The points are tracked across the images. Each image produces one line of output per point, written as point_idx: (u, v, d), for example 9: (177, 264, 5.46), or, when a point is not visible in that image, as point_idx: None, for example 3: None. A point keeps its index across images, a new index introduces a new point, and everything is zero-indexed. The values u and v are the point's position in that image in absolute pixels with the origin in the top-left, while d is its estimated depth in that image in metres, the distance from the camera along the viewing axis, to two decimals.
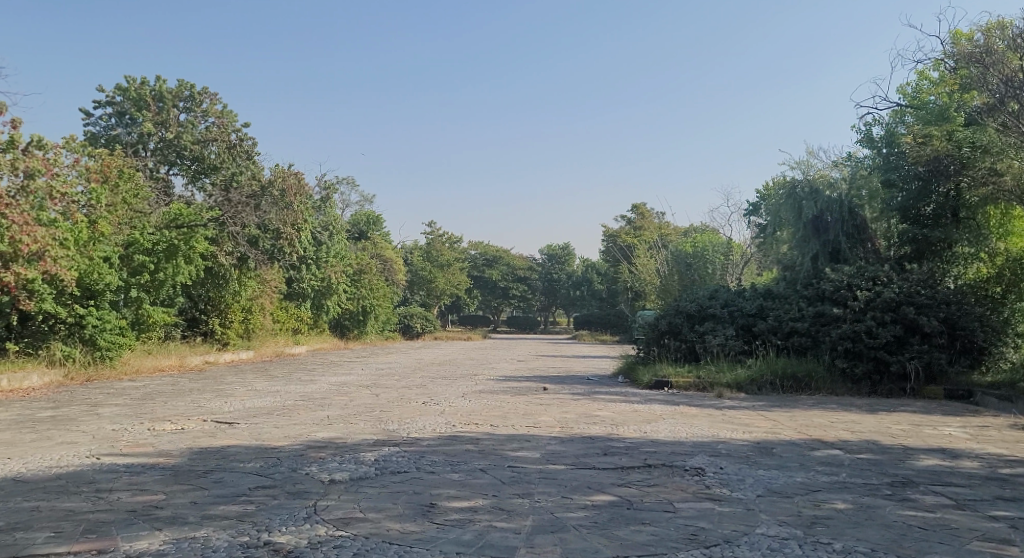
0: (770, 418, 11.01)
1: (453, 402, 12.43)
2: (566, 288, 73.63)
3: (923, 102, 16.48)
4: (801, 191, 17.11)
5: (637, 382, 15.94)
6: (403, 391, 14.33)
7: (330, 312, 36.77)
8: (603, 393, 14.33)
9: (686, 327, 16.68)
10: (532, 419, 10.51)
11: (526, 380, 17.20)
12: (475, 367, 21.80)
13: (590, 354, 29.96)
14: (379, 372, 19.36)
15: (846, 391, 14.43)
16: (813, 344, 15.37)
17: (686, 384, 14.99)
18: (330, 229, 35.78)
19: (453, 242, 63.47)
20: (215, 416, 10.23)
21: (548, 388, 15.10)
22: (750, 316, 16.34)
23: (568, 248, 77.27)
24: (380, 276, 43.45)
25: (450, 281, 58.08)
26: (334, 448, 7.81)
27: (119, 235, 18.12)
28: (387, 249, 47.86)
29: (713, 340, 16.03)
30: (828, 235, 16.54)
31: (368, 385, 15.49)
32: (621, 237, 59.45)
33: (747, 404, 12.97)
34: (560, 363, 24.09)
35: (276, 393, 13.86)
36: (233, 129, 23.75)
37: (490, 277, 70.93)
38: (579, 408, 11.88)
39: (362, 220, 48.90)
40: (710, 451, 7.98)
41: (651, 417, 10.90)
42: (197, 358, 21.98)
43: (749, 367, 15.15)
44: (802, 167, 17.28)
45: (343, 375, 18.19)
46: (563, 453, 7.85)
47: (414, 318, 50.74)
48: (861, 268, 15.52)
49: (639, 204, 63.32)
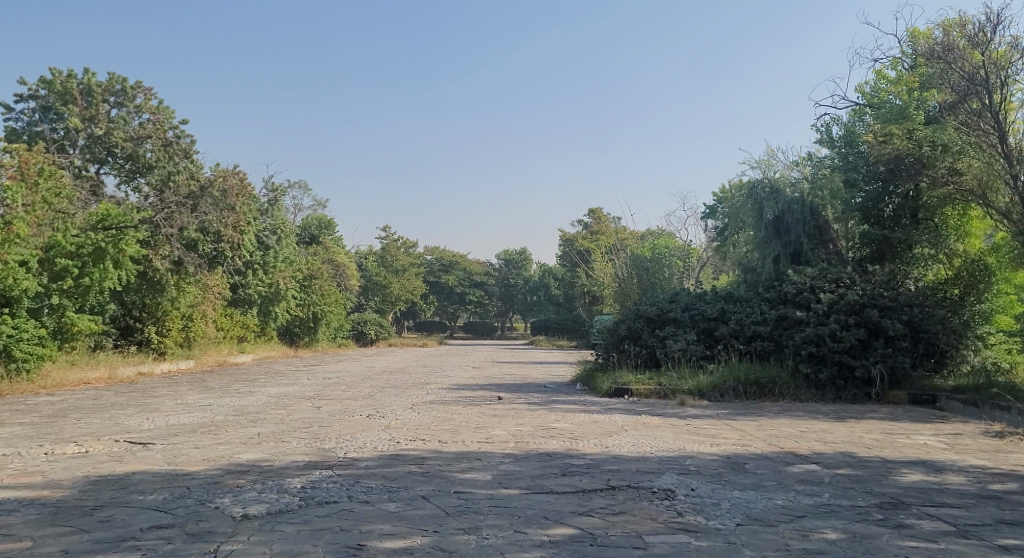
0: (738, 428, 10.32)
1: (399, 415, 11.55)
2: (523, 293, 72.90)
3: (884, 101, 16.01)
4: (762, 192, 16.58)
5: (596, 390, 15.19)
6: (346, 402, 13.37)
7: (278, 319, 35.45)
8: (560, 402, 13.54)
9: (646, 332, 15.99)
10: (483, 433, 9.68)
11: (479, 389, 16.36)
12: (426, 375, 20.86)
13: (547, 360, 29.18)
14: (325, 382, 18.35)
15: (810, 397, 13.86)
16: (776, 349, 14.79)
17: (646, 392, 14.33)
18: (278, 233, 34.51)
19: (408, 247, 62.33)
20: (130, 436, 9.22)
21: (501, 398, 14.30)
22: (711, 320, 15.72)
23: (525, 253, 76.58)
24: (332, 282, 42.20)
25: (405, 287, 56.93)
26: (256, 472, 6.90)
27: (38, 237, 17.01)
28: (339, 254, 46.61)
29: (674, 345, 15.38)
30: (790, 236, 16.00)
31: (309, 396, 14.52)
32: (578, 241, 58.90)
33: (710, 412, 12.31)
34: (516, 369, 23.29)
35: (207, 407, 12.82)
36: (169, 126, 22.53)
37: (446, 283, 69.90)
38: (535, 419, 11.07)
39: (313, 224, 47.58)
40: (678, 468, 7.25)
41: (612, 428, 10.13)
42: (129, 369, 20.73)
43: (711, 374, 14.51)
44: (763, 166, 16.75)
45: (285, 386, 17.13)
46: (517, 473, 7.03)
47: (367, 325, 49.53)
48: (824, 269, 15.00)
49: (595, 208, 62.89)
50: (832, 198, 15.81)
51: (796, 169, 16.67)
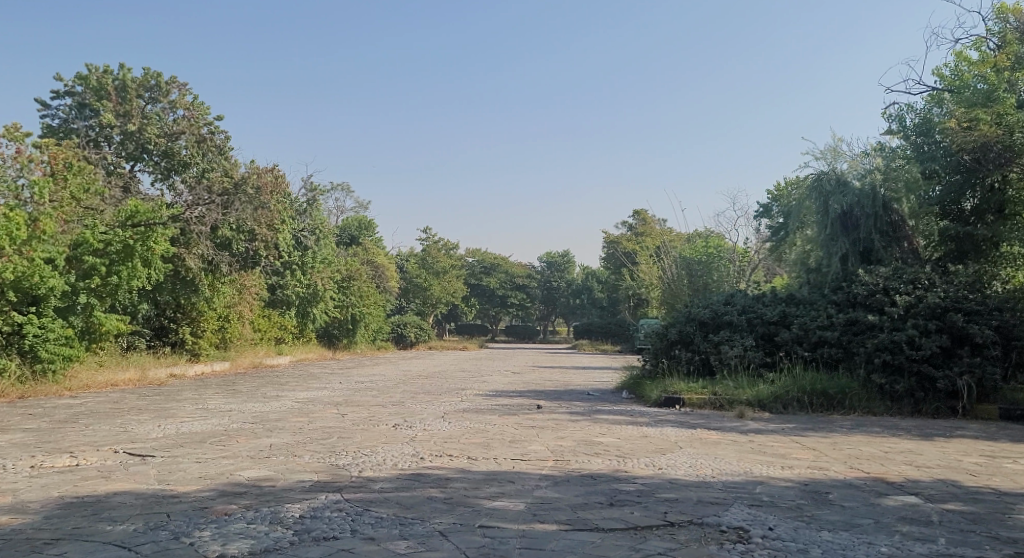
0: (809, 446, 9.10)
1: (429, 425, 10.54)
2: (565, 296, 71.75)
3: (966, 84, 14.60)
4: (826, 184, 15.30)
5: (644, 399, 14.04)
6: (374, 410, 12.42)
7: (317, 320, 34.89)
8: (605, 413, 12.41)
9: (699, 336, 14.77)
10: (520, 448, 8.61)
11: (518, 396, 15.29)
12: (464, 381, 19.86)
13: (591, 366, 27.99)
14: (357, 386, 17.46)
15: (885, 410, 12.58)
16: (845, 356, 13.52)
17: (700, 402, 13.17)
18: (317, 233, 33.91)
19: (448, 249, 61.58)
20: (130, 446, 8.36)
21: (542, 406, 13.22)
22: (771, 324, 14.47)
23: (568, 256, 75.40)
24: (371, 283, 41.52)
25: (446, 289, 56.18)
26: (253, 494, 5.96)
27: (66, 234, 16.44)
28: (379, 255, 45.98)
29: (730, 351, 14.15)
30: (858, 232, 14.71)
31: (337, 402, 13.61)
32: (622, 243, 57.51)
33: (774, 426, 11.08)
34: (558, 375, 22.18)
35: (226, 412, 11.96)
36: (204, 122, 21.83)
37: (488, 285, 69.00)
38: (578, 432, 9.97)
39: (353, 225, 47.06)
40: (747, 498, 6.12)
41: (664, 445, 8.99)
42: (161, 371, 20.17)
43: (772, 383, 13.30)
44: (827, 157, 15.49)
45: (314, 390, 16.25)
46: (556, 501, 5.97)
47: (408, 327, 48.84)
48: (898, 269, 13.73)
49: (640, 210, 61.42)
50: (908, 190, 14.43)
51: (864, 159, 15.37)
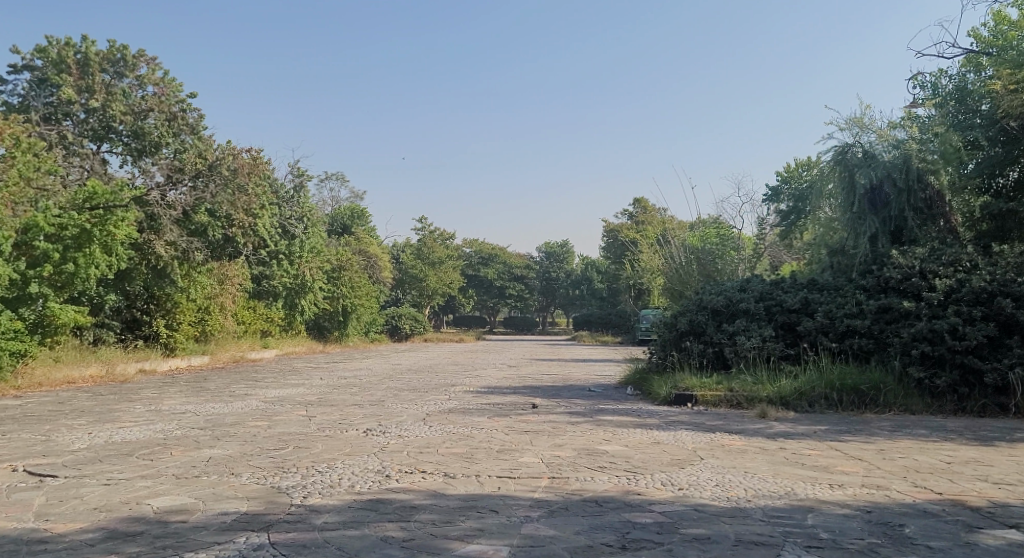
0: (853, 456, 7.64)
1: (406, 430, 9.07)
2: (564, 287, 70.45)
3: (1011, 44, 13.14)
4: (853, 158, 13.87)
5: (651, 396, 12.61)
6: (346, 411, 10.95)
7: (305, 312, 33.43)
8: (608, 413, 10.98)
9: (711, 326, 13.31)
10: (508, 461, 7.15)
11: (512, 394, 13.80)
12: (455, 376, 18.42)
13: (591, 359, 26.54)
14: (336, 383, 15.96)
15: (925, 408, 11.18)
16: (876, 348, 12.11)
17: (715, 400, 11.75)
18: (305, 221, 32.47)
19: (445, 239, 60.11)
20: (35, 461, 6.90)
21: (538, 406, 11.75)
22: (792, 312, 13.02)
23: (567, 246, 73.98)
24: (363, 273, 40.04)
25: (442, 280, 54.71)
26: (151, 536, 4.53)
27: (15, 218, 14.77)
28: (372, 245, 44.47)
29: (748, 342, 12.70)
30: (889, 210, 13.31)
31: (308, 402, 12.12)
32: (623, 231, 56.09)
33: (805, 428, 9.62)
34: (556, 369, 20.71)
35: (178, 414, 10.48)
36: (177, 99, 20.32)
37: (485, 276, 67.54)
38: (578, 439, 8.50)
39: (345, 213, 45.64)
40: (799, 537, 4.69)
41: (681, 455, 7.56)
42: (131, 366, 18.75)
43: (795, 378, 11.88)
44: (853, 128, 14.08)
45: (287, 388, 14.76)
46: (551, 543, 4.56)
47: (403, 319, 47.41)
48: (936, 249, 12.32)
49: (641, 197, 59.94)
50: (946, 162, 12.95)
51: (894, 129, 13.95)
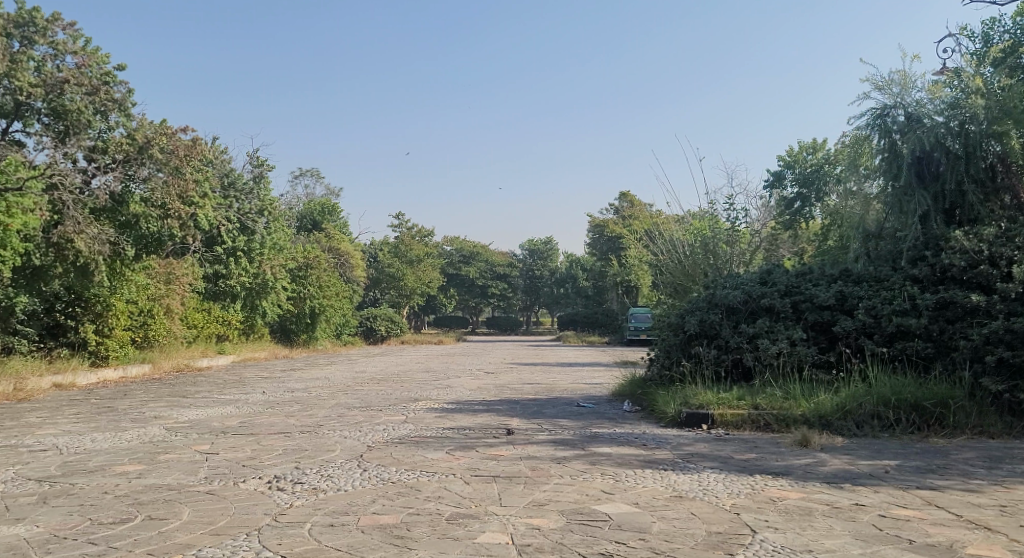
0: (972, 520, 5.22)
1: (328, 478, 6.56)
2: (549, 286, 67.94)
3: None
4: (894, 122, 11.40)
5: (656, 415, 10.16)
6: (263, 443, 8.39)
7: (267, 314, 30.76)
8: (604, 442, 8.50)
9: (728, 327, 10.84)
10: (461, 542, 4.68)
11: (484, 412, 11.31)
12: (422, 387, 15.90)
13: (577, 363, 24.03)
14: (275, 400, 13.38)
15: (1005, 430, 8.79)
16: (935, 353, 9.68)
17: (738, 421, 9.35)
18: (265, 215, 29.75)
19: (423, 236, 57.41)
20: None
21: (514, 431, 9.24)
22: (826, 310, 10.55)
23: (551, 244, 71.50)
24: (333, 272, 37.36)
25: (421, 278, 52.09)
26: None
27: None
28: (344, 242, 41.76)
29: (772, 348, 10.26)
30: (941, 184, 10.87)
31: (224, 430, 9.55)
32: (609, 226, 53.80)
33: (872, 462, 7.19)
34: (539, 376, 18.21)
35: (35, 453, 7.87)
36: (99, 73, 17.54)
37: (467, 275, 65.03)
38: (567, 492, 6.01)
39: (315, 209, 42.92)
40: None
41: (720, 525, 5.10)
42: (44, 382, 16.09)
43: (837, 392, 9.44)
44: (892, 87, 11.54)
45: (212, 408, 12.16)
46: None
47: (379, 320, 44.76)
48: (1006, 229, 9.86)
49: (627, 191, 57.61)
50: (1013, 122, 10.48)
51: (943, 84, 11.43)
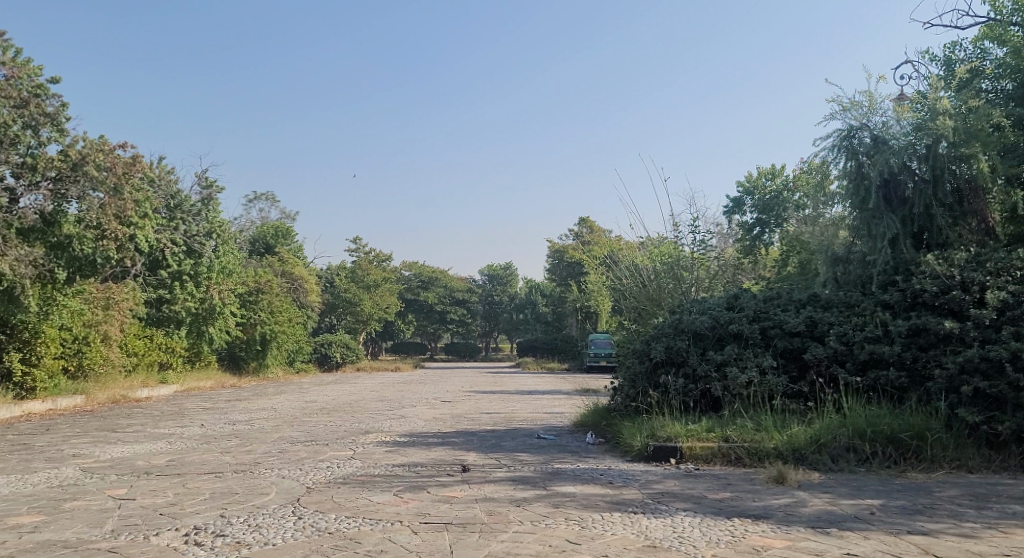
0: None
1: (256, 529, 5.79)
2: (508, 311, 67.30)
3: None
4: (861, 143, 10.86)
5: (620, 449, 9.52)
6: (190, 485, 7.56)
7: (214, 340, 29.57)
8: (567, 480, 7.84)
9: (694, 355, 10.27)
10: None
11: (438, 446, 10.58)
12: (373, 417, 15.09)
13: (537, 391, 23.33)
14: (215, 434, 12.48)
15: (985, 465, 8.33)
16: (909, 383, 9.21)
17: (707, 455, 8.76)
18: (213, 238, 28.66)
19: (380, 261, 56.46)
20: None
21: (470, 468, 8.54)
22: (795, 337, 10.05)
23: (511, 269, 71.02)
24: (286, 297, 36.27)
25: (378, 304, 51.10)
26: None
27: None
28: (298, 266, 40.69)
29: (741, 377, 9.71)
30: (909, 207, 10.45)
31: (150, 469, 8.68)
32: (569, 251, 53.55)
33: (856, 501, 6.64)
34: (497, 405, 17.49)
35: None
36: (30, 86, 16.49)
37: (425, 301, 64.15)
38: (527, 543, 5.33)
39: (268, 233, 41.82)
40: None
41: None
42: None
43: (810, 424, 8.91)
44: (857, 107, 11.07)
45: (142, 443, 11.23)
46: None
47: (334, 347, 43.64)
48: (977, 253, 9.48)
49: (586, 217, 57.43)
50: (982, 144, 10.09)
51: (909, 105, 11.01)
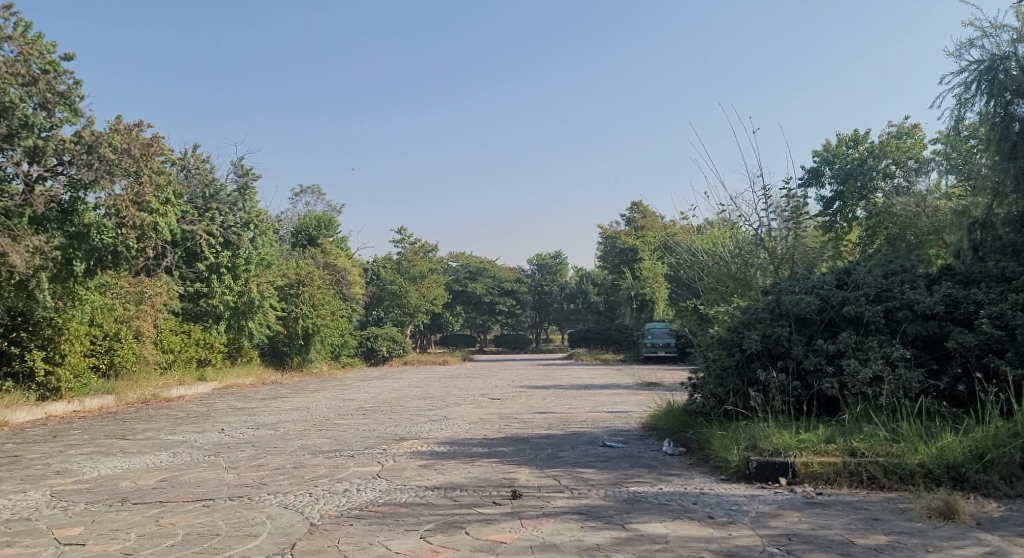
0: None
1: None
2: (559, 302, 65.25)
3: None
4: (1009, 76, 8.95)
5: (714, 464, 7.60)
6: (167, 522, 5.86)
7: (254, 336, 28.27)
8: (651, 512, 5.97)
9: (799, 345, 8.29)
10: None
11: (484, 460, 8.78)
12: (413, 419, 13.36)
13: (593, 385, 21.45)
14: (229, 441, 10.84)
15: None
16: None
17: (834, 475, 6.80)
18: (251, 229, 27.30)
19: (427, 252, 55.04)
20: None
21: (523, 493, 6.71)
22: (931, 320, 8.03)
23: (560, 258, 69.05)
24: (329, 290, 34.91)
25: (424, 296, 49.58)
26: None
27: None
28: (341, 258, 39.34)
29: (865, 371, 7.72)
30: None
31: (129, 495, 7.01)
32: (621, 238, 51.45)
33: None
34: (551, 403, 15.64)
35: None
36: (40, 61, 14.98)
37: (473, 292, 62.50)
38: None
39: (311, 223, 40.66)
40: None
41: None
42: None
43: (969, 431, 6.91)
44: (1005, 32, 9.23)
45: (141, 456, 9.62)
46: None
47: (380, 341, 42.26)
48: None
49: (638, 201, 55.10)
50: None
51: None
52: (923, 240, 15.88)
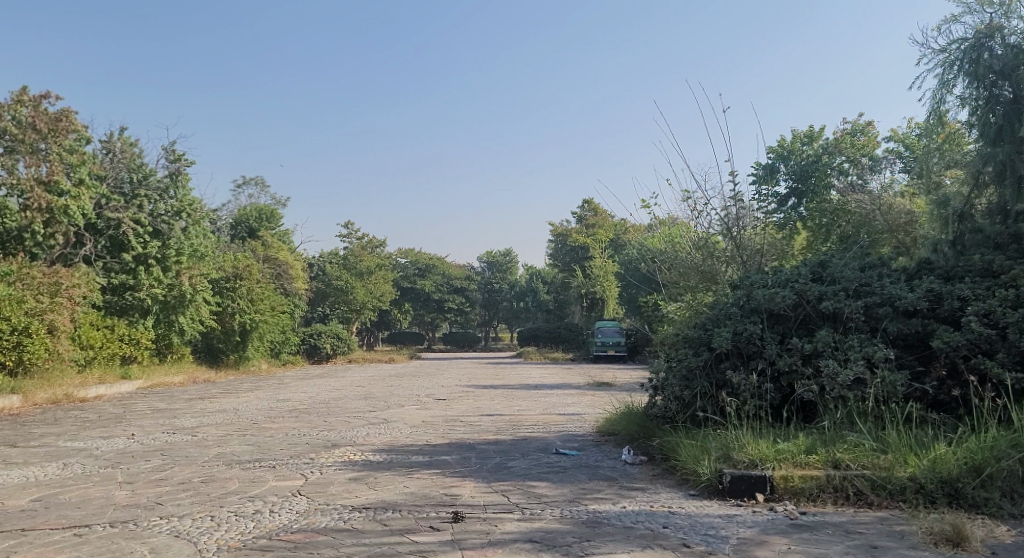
0: None
1: None
2: (509, 300, 64.28)
3: None
4: (994, 57, 8.25)
5: (681, 477, 6.74)
6: None
7: (186, 331, 26.70)
8: (615, 539, 5.06)
9: (772, 344, 7.49)
10: None
11: (422, 472, 7.77)
12: (349, 423, 12.27)
13: (544, 385, 20.54)
14: (137, 449, 9.64)
15: None
16: None
17: (816, 491, 6.00)
18: (183, 218, 25.75)
19: (373, 247, 53.65)
20: None
21: (465, 515, 5.75)
22: (914, 318, 7.30)
23: (511, 256, 68.15)
24: (269, 284, 33.41)
25: (371, 292, 48.18)
26: None
27: None
28: (283, 251, 37.78)
29: (846, 373, 6.96)
30: None
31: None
32: (572, 235, 50.74)
33: None
34: (500, 404, 14.67)
35: None
36: None
37: (422, 289, 61.24)
38: None
39: (251, 215, 39.10)
40: None
41: None
42: None
43: (963, 441, 6.17)
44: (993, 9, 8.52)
45: (29, 467, 8.39)
46: None
47: (324, 338, 40.80)
48: None
49: (589, 199, 54.43)
50: None
51: None
52: (883, 238, 15.31)
